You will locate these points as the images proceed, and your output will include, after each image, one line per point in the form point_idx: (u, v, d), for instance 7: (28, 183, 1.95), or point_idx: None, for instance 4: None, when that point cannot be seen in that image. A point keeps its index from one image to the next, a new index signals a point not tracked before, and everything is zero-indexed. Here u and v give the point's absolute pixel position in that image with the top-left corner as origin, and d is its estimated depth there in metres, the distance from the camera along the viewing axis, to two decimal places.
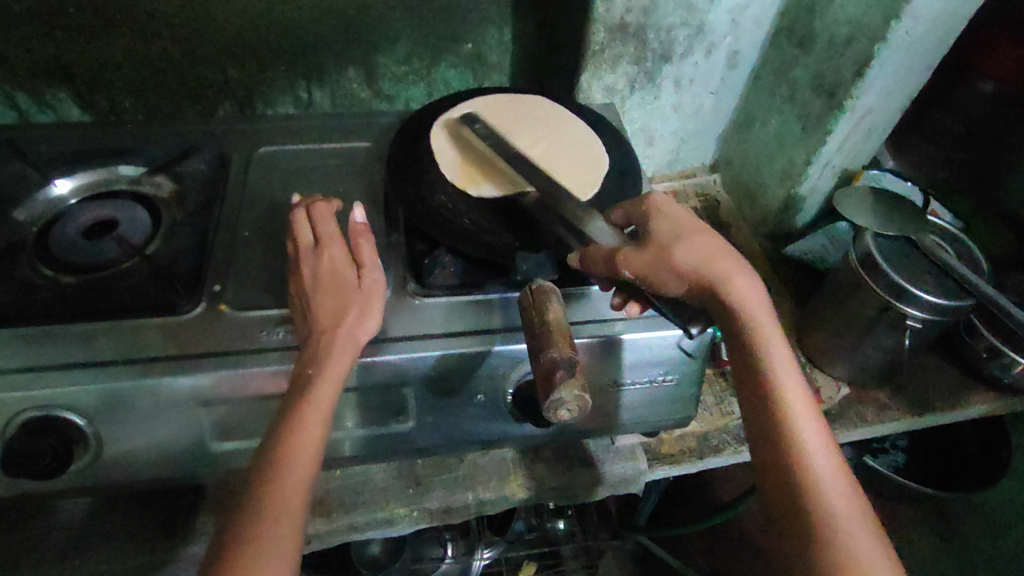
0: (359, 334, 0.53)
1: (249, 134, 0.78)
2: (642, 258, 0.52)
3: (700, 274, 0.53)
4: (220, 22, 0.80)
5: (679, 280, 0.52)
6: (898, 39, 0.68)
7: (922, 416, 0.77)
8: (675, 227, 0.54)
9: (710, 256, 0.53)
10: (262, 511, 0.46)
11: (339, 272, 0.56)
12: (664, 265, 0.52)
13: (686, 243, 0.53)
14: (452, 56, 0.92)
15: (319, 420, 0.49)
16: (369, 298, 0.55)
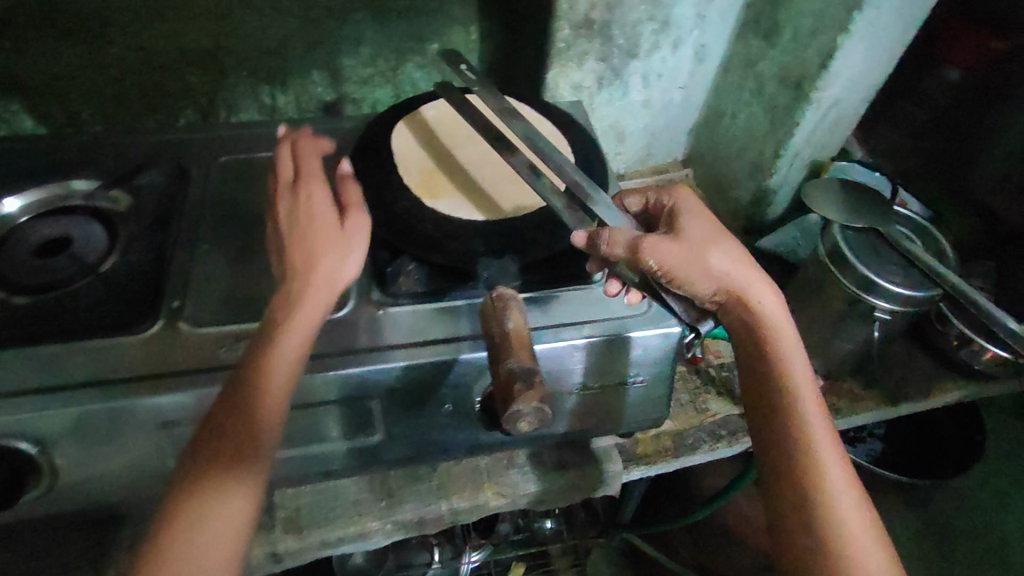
0: (338, 270, 0.52)
1: (209, 143, 0.76)
2: (676, 250, 0.54)
3: (729, 278, 0.57)
4: (176, 28, 0.78)
5: (708, 277, 0.56)
6: (861, 30, 0.68)
7: (896, 406, 0.77)
8: (708, 230, 0.58)
9: (738, 264, 0.57)
10: (209, 482, 0.47)
11: (317, 210, 0.55)
12: (696, 262, 0.55)
13: (718, 247, 0.57)
14: (419, 58, 0.90)
15: (286, 372, 0.49)
16: (348, 239, 0.53)
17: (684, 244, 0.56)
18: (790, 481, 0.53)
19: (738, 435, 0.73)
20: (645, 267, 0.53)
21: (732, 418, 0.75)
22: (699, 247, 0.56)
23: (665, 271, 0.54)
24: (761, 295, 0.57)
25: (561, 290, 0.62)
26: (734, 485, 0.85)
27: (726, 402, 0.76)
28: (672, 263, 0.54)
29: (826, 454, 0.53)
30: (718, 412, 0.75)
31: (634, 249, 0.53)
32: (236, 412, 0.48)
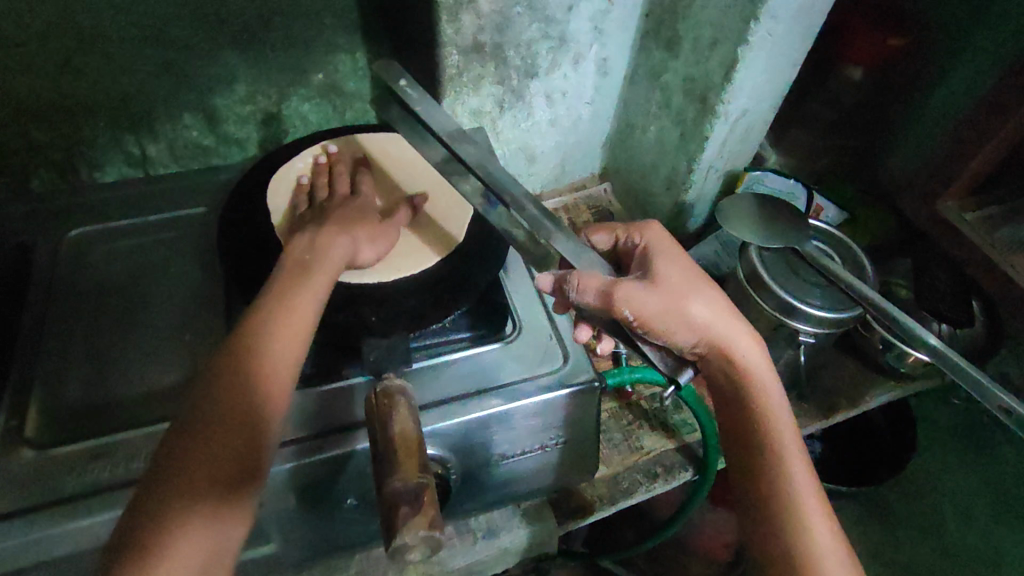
0: (364, 252, 0.56)
1: (60, 212, 0.66)
2: (655, 298, 0.52)
3: (709, 326, 0.54)
4: (8, 82, 0.68)
5: (687, 327, 0.53)
6: (760, 40, 0.65)
7: (828, 418, 0.76)
8: (686, 275, 0.56)
9: (718, 311, 0.55)
10: (185, 487, 0.41)
11: (364, 210, 0.60)
12: (675, 309, 0.52)
13: (696, 292, 0.54)
14: (303, 90, 0.83)
15: (303, 314, 0.48)
16: (383, 233, 0.58)
17: (662, 290, 0.53)
18: (776, 533, 0.49)
19: (674, 471, 0.70)
20: (621, 316, 0.51)
21: (667, 451, 0.72)
22: (680, 295, 0.54)
23: (642, 321, 0.51)
24: (740, 340, 0.55)
25: (465, 354, 0.57)
26: (673, 520, 0.82)
27: (659, 435, 0.73)
28: (651, 311, 0.51)
29: (811, 502, 0.50)
30: (653, 448, 0.72)
31: (609, 298, 0.51)
32: (215, 422, 0.43)
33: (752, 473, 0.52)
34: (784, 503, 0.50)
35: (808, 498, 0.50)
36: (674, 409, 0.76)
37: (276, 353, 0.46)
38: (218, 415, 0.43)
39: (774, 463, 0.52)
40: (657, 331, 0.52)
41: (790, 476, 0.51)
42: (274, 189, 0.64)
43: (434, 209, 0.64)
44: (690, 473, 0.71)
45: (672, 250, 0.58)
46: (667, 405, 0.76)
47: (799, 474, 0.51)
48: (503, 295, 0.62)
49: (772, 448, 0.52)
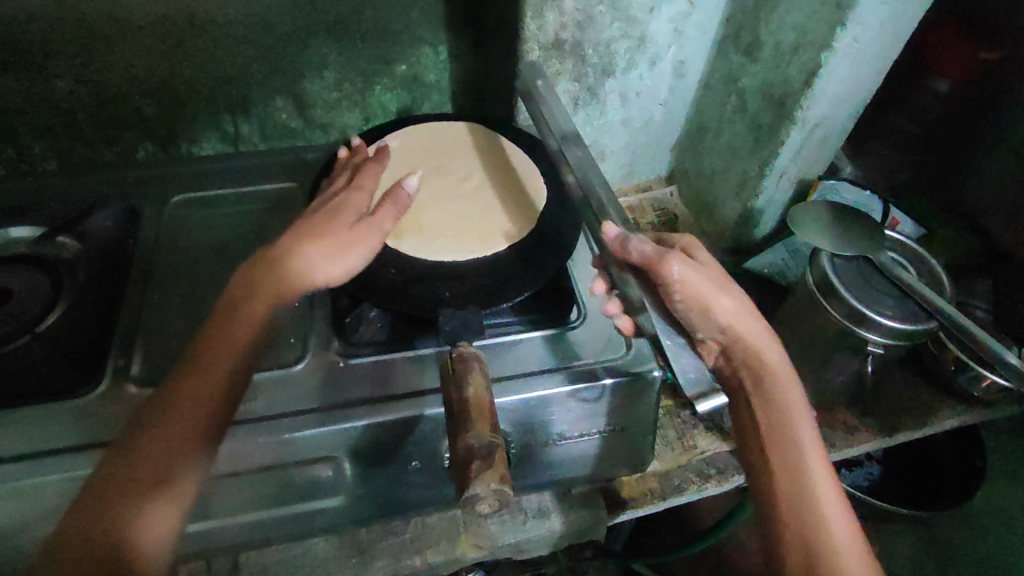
0: (328, 265, 0.52)
1: (164, 179, 0.72)
2: (701, 275, 0.52)
3: (734, 320, 0.52)
4: (127, 59, 0.74)
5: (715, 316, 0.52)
6: (845, 47, 0.64)
7: (892, 437, 0.74)
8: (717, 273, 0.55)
9: (746, 311, 0.53)
10: (153, 458, 0.44)
11: (344, 211, 0.56)
12: (713, 291, 0.52)
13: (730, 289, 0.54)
14: (386, 80, 0.87)
15: (308, 259, 0.52)
16: (351, 237, 0.54)
17: (704, 272, 0.53)
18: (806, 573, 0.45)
19: (727, 474, 0.70)
20: (667, 273, 0.50)
21: (721, 453, 0.72)
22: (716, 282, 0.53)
23: (683, 289, 0.51)
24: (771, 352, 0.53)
25: (535, 334, 0.59)
26: (711, 534, 0.81)
27: (715, 438, 0.73)
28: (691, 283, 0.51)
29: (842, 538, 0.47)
30: (706, 449, 0.72)
31: (659, 255, 0.51)
32: (238, 315, 0.50)
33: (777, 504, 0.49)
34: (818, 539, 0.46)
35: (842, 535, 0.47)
36: None
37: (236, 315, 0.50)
38: (185, 393, 0.46)
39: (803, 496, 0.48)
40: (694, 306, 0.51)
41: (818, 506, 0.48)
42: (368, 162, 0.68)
43: (511, 194, 0.67)
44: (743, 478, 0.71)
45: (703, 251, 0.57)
46: None
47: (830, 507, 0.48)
48: (570, 282, 0.64)
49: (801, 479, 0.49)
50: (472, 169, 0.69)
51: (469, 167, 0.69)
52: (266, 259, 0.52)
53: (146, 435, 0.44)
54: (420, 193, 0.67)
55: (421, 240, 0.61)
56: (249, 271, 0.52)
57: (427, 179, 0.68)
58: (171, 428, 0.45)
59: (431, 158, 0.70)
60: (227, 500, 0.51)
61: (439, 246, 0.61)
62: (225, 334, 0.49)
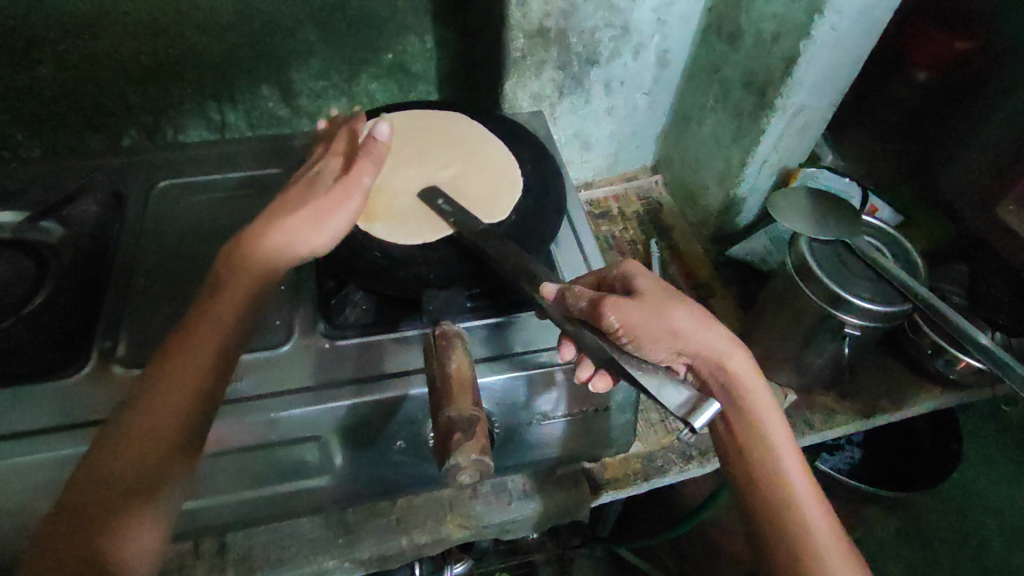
0: (301, 237, 0.52)
1: (150, 164, 0.72)
2: (637, 311, 0.51)
3: (689, 342, 0.53)
4: (112, 46, 0.74)
5: (671, 340, 0.52)
6: (823, 35, 0.66)
7: (869, 418, 0.76)
8: (663, 290, 0.55)
9: (699, 322, 0.54)
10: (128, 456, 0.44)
11: (316, 179, 0.55)
12: (657, 322, 0.51)
13: (689, 308, 0.54)
14: (373, 68, 0.87)
15: (279, 234, 0.51)
16: (323, 206, 0.53)
17: (648, 301, 0.52)
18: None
19: (709, 455, 0.72)
20: (606, 323, 0.49)
21: (702, 436, 0.73)
22: (663, 306, 0.53)
23: (627, 330, 0.50)
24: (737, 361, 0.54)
25: (519, 316, 0.59)
26: (693, 518, 0.83)
27: None
28: (633, 318, 0.50)
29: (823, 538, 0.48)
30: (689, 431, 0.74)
31: (595, 305, 0.49)
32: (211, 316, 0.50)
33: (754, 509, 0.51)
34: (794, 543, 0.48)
35: (822, 532, 0.48)
36: None
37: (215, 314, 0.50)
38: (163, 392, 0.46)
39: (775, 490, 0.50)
40: (640, 344, 0.52)
41: (791, 501, 0.50)
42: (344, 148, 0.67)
43: (487, 183, 0.66)
44: None
45: (647, 273, 0.56)
46: None
47: (806, 505, 0.50)
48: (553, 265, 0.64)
49: (770, 473, 0.51)
50: (450, 157, 0.69)
51: (447, 156, 0.69)
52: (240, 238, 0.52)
53: (120, 437, 0.45)
54: (397, 179, 0.66)
55: (393, 224, 0.61)
56: (228, 255, 0.51)
57: (404, 166, 0.68)
58: (151, 427, 0.45)
59: (410, 145, 0.69)
60: (215, 480, 0.52)
61: (410, 231, 0.60)
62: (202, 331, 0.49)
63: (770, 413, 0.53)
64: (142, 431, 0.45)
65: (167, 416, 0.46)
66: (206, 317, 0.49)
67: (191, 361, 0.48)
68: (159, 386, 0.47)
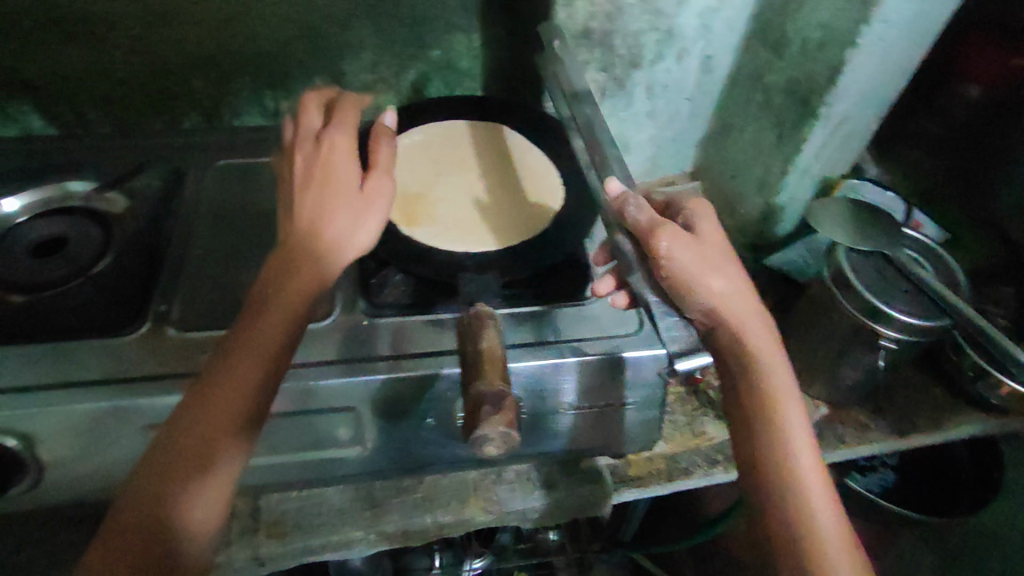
0: (355, 239, 0.52)
1: (209, 145, 0.76)
2: (693, 251, 0.49)
3: (727, 301, 0.49)
4: (180, 32, 0.79)
5: (712, 293, 0.48)
6: (869, 45, 0.66)
7: (904, 437, 0.74)
8: (721, 241, 0.52)
9: (739, 285, 0.50)
10: (199, 426, 0.45)
11: (334, 169, 0.54)
12: (699, 271, 0.48)
13: (728, 267, 0.50)
14: (421, 64, 0.90)
15: (333, 242, 0.51)
16: (368, 205, 0.53)
17: (701, 245, 0.50)
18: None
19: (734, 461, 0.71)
20: (657, 243, 0.48)
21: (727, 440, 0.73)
22: (712, 260, 0.49)
23: (669, 262, 0.48)
24: (756, 335, 0.49)
25: (549, 306, 0.61)
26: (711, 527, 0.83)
27: (723, 425, 0.75)
28: (683, 256, 0.48)
29: (835, 549, 0.43)
30: (714, 436, 0.74)
31: (653, 224, 0.49)
32: (286, 291, 0.49)
33: (764, 515, 0.46)
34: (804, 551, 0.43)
35: (836, 549, 0.43)
36: None
37: (289, 286, 0.49)
38: (235, 362, 0.46)
39: (793, 488, 0.45)
40: (675, 285, 0.49)
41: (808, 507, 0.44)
42: None
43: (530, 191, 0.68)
44: None
45: (710, 218, 0.54)
46: None
47: (820, 509, 0.44)
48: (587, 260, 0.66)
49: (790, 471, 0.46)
50: (492, 167, 0.71)
51: (489, 166, 0.71)
52: (290, 242, 0.51)
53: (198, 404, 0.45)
54: (440, 187, 0.69)
55: (435, 230, 0.63)
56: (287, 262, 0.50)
57: (446, 173, 0.70)
58: (224, 401, 0.45)
59: (453, 153, 0.72)
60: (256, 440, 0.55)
61: (452, 238, 0.63)
62: (281, 301, 0.49)
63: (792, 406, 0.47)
64: (216, 397, 0.45)
65: (240, 386, 0.46)
66: (281, 287, 0.49)
67: (268, 333, 0.47)
68: (233, 355, 0.47)
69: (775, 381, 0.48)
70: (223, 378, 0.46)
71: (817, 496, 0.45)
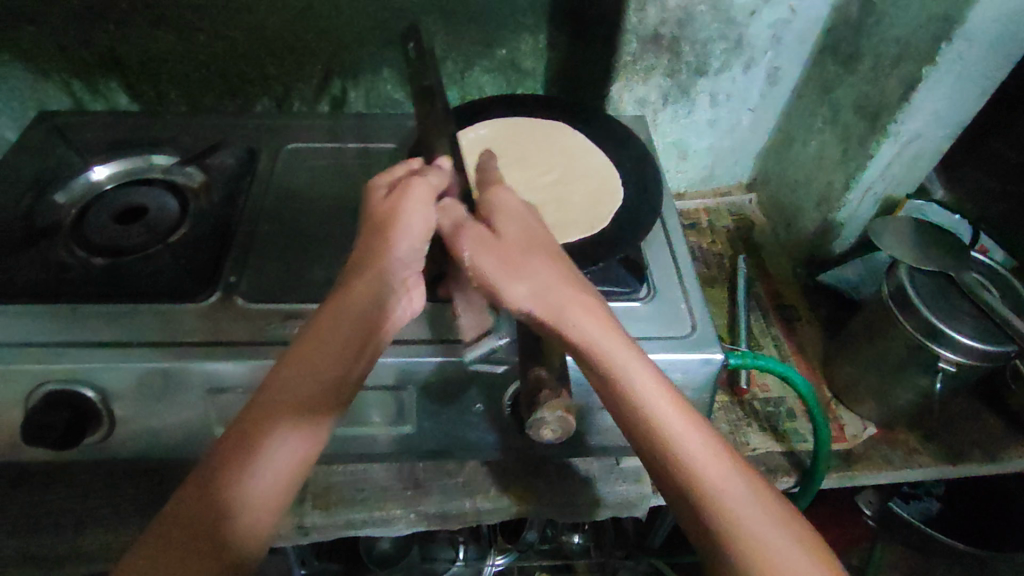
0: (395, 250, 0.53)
1: (281, 128, 0.79)
2: (495, 253, 0.52)
3: (545, 294, 0.50)
4: (261, 20, 0.83)
5: (529, 291, 0.50)
6: (949, 63, 0.64)
7: (956, 466, 0.72)
8: (531, 233, 0.54)
9: (555, 277, 0.51)
10: (271, 410, 0.46)
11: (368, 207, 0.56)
12: (506, 275, 0.51)
13: (534, 262, 0.52)
14: (486, 62, 0.92)
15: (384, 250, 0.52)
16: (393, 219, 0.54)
17: (502, 249, 0.52)
18: (715, 564, 0.43)
19: (778, 474, 0.70)
20: (460, 257, 0.53)
21: (772, 453, 0.72)
22: (517, 256, 0.52)
23: (477, 273, 0.52)
24: (586, 319, 0.49)
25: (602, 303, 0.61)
26: None
27: (768, 437, 0.74)
28: (486, 259, 0.52)
29: (737, 502, 0.44)
30: (758, 447, 0.73)
31: (456, 233, 0.54)
32: (348, 287, 0.51)
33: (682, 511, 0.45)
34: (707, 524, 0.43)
35: (744, 515, 0.43)
36: (786, 417, 0.76)
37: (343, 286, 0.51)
38: (306, 347, 0.48)
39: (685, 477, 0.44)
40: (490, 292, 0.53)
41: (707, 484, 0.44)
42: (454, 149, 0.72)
43: (590, 189, 0.69)
44: (792, 482, 0.70)
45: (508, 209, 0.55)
46: (780, 411, 0.76)
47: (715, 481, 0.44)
48: (642, 259, 0.65)
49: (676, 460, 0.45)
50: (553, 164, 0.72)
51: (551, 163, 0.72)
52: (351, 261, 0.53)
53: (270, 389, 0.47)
54: None
55: None
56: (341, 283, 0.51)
57: (509, 168, 0.72)
58: (299, 380, 0.47)
59: (517, 149, 0.74)
60: None
61: None
62: (346, 296, 0.50)
63: (651, 390, 0.47)
64: (289, 380, 0.47)
65: (314, 364, 0.48)
66: (345, 283, 0.51)
67: (342, 318, 0.49)
68: (302, 341, 0.49)
69: (626, 366, 0.47)
70: (295, 360, 0.48)
71: (709, 470, 0.45)
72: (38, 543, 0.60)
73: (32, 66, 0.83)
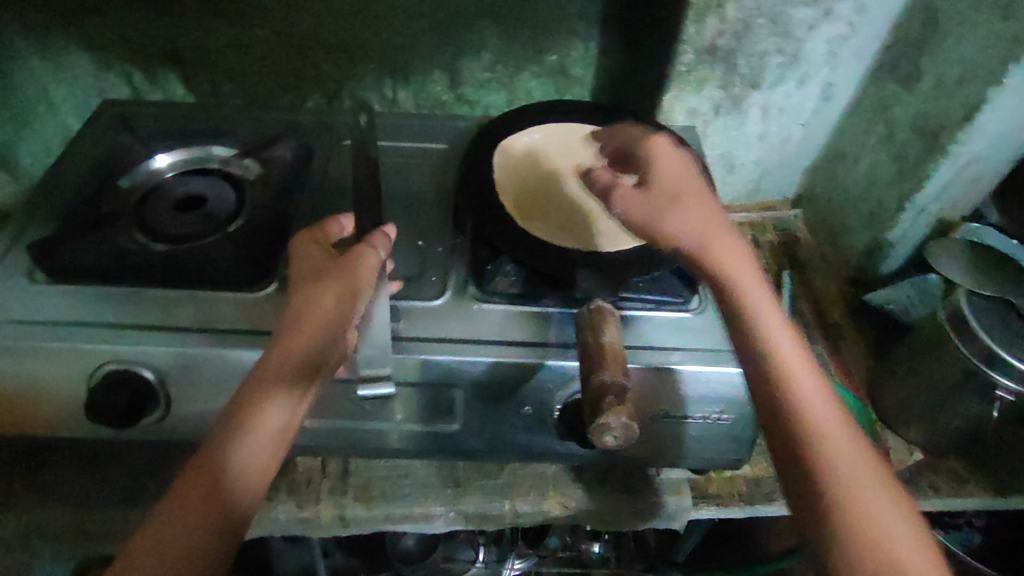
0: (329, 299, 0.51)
1: (335, 125, 0.80)
2: (649, 203, 0.56)
3: (697, 232, 0.54)
4: (319, 18, 0.84)
5: (677, 225, 0.54)
6: (1016, 84, 0.64)
7: (1006, 496, 0.71)
8: (687, 183, 0.58)
9: (707, 219, 0.54)
10: (259, 388, 0.48)
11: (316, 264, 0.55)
12: (658, 214, 0.55)
13: (684, 209, 0.55)
14: (536, 67, 0.92)
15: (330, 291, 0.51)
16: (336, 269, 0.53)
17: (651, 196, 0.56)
18: (806, 492, 0.43)
19: None
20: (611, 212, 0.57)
21: None
22: (673, 199, 0.56)
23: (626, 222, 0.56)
24: (732, 258, 0.52)
25: (654, 312, 0.61)
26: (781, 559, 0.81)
27: None
28: (642, 207, 0.55)
29: (843, 444, 0.44)
30: None
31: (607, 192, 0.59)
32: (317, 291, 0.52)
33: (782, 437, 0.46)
34: (810, 454, 0.44)
35: (849, 455, 0.43)
36: None
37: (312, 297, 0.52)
38: (294, 332, 0.50)
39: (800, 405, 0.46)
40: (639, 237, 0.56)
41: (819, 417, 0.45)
42: (505, 154, 0.72)
43: None
44: None
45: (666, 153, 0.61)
46: None
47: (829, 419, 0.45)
48: None
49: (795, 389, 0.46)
50: None
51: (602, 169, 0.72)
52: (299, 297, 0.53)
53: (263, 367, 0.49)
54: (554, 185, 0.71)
55: (550, 227, 0.65)
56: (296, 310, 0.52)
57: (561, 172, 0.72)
58: (282, 362, 0.49)
59: (568, 154, 0.73)
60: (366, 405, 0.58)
61: (566, 236, 0.64)
62: (316, 301, 0.51)
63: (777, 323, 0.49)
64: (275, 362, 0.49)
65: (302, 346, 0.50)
66: (313, 292, 0.52)
67: (315, 312, 0.51)
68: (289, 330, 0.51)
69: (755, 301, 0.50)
70: (282, 345, 0.50)
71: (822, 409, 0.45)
72: (87, 520, 0.61)
73: (95, 54, 0.86)
